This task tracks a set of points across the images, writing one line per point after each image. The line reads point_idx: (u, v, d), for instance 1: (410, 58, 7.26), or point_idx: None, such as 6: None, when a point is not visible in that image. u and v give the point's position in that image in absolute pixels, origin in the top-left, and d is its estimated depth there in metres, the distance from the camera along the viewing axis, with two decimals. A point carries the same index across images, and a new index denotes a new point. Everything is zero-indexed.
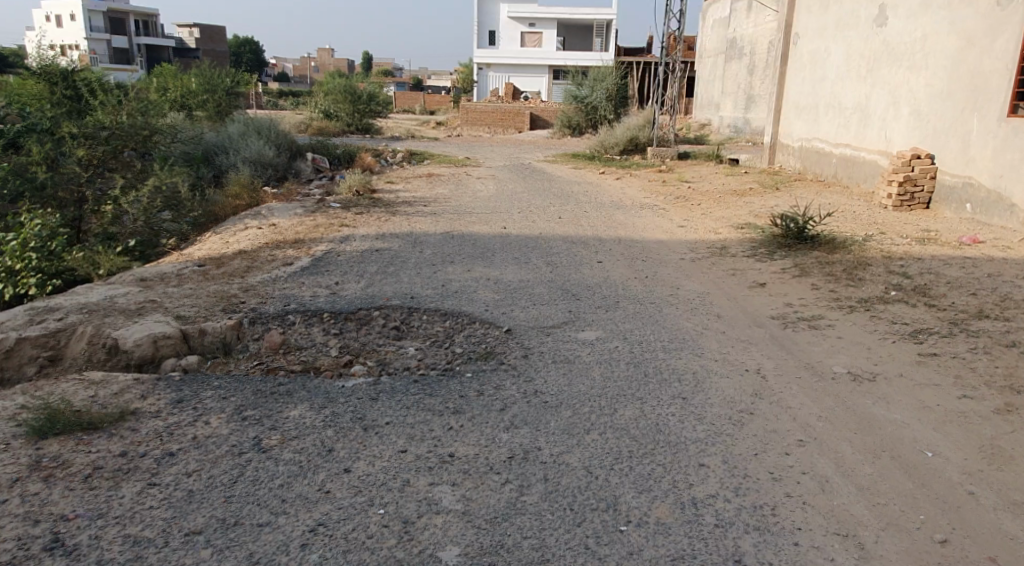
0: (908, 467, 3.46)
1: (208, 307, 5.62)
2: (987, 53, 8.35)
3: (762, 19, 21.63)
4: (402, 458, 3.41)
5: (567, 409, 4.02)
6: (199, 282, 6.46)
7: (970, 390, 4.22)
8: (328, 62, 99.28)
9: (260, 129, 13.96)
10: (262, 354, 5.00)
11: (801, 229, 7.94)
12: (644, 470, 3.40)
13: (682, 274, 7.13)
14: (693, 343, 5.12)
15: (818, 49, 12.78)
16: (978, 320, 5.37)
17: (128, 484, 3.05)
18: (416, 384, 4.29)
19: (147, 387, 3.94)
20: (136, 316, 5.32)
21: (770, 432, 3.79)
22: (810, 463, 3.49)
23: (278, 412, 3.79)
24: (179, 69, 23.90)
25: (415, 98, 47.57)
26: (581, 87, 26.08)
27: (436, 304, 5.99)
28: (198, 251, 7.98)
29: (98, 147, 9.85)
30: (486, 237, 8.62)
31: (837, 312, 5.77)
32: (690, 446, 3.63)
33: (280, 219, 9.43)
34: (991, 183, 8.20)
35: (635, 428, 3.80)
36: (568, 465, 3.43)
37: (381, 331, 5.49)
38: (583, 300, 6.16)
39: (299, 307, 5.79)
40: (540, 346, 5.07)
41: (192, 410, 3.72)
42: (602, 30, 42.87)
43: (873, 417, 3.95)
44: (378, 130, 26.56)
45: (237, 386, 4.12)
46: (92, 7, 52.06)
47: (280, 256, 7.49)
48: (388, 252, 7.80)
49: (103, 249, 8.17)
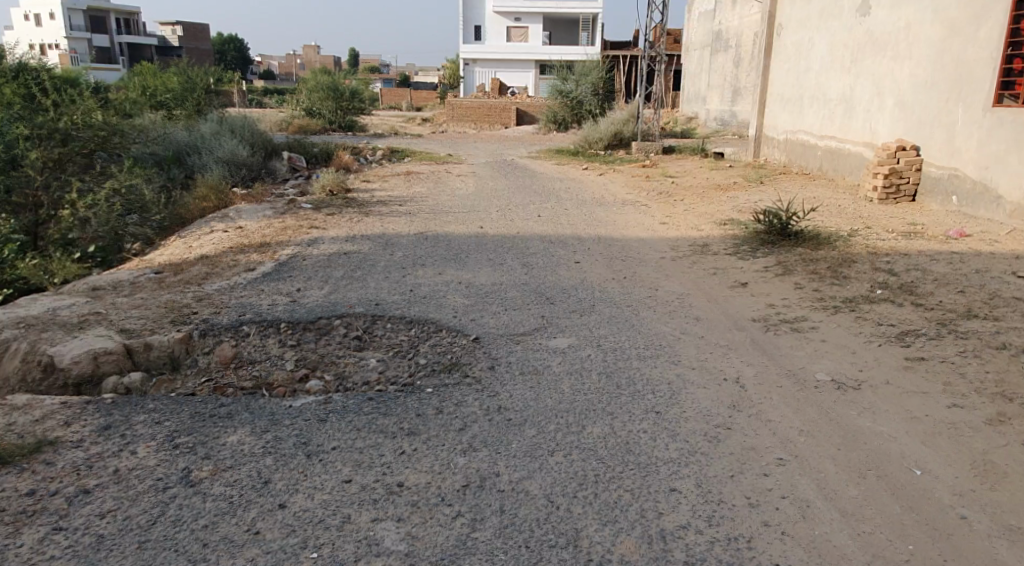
0: (895, 488, 3.18)
1: (156, 319, 5.30)
2: (971, 42, 8.11)
3: (748, 11, 21.37)
4: (346, 490, 3.14)
5: (532, 427, 3.74)
6: (153, 291, 6.13)
7: (960, 399, 3.95)
8: (313, 58, 98.71)
9: (233, 128, 13.56)
10: (211, 370, 4.69)
11: (785, 225, 7.69)
12: (609, 498, 3.12)
13: (661, 273, 6.86)
14: (670, 350, 4.84)
15: (801, 40, 12.52)
16: (968, 321, 5.10)
17: (30, 531, 2.83)
18: (371, 402, 3.98)
19: (74, 412, 3.67)
20: (77, 330, 5.01)
21: (747, 450, 3.51)
22: (790, 486, 3.20)
23: (215, 438, 3.51)
24: (156, 66, 23.46)
25: (402, 94, 47.06)
26: (566, 82, 25.56)
27: (401, 311, 5.68)
28: (159, 256, 7.66)
29: (53, 148, 9.61)
30: (462, 238, 8.33)
31: (820, 314, 5.50)
32: (661, 468, 3.35)
33: (248, 221, 9.10)
34: (977, 174, 7.95)
35: (603, 448, 3.52)
36: (528, 494, 3.15)
37: (342, 341, 5.17)
38: (556, 304, 5.88)
39: (256, 316, 5.47)
40: (508, 356, 4.76)
41: (119, 437, 3.47)
42: (589, 23, 42.54)
43: (859, 431, 3.67)
44: (362, 126, 26.18)
45: (176, 408, 3.82)
46: (73, 6, 51.58)
47: (243, 261, 7.15)
48: (358, 255, 7.47)
49: (59, 257, 7.81)
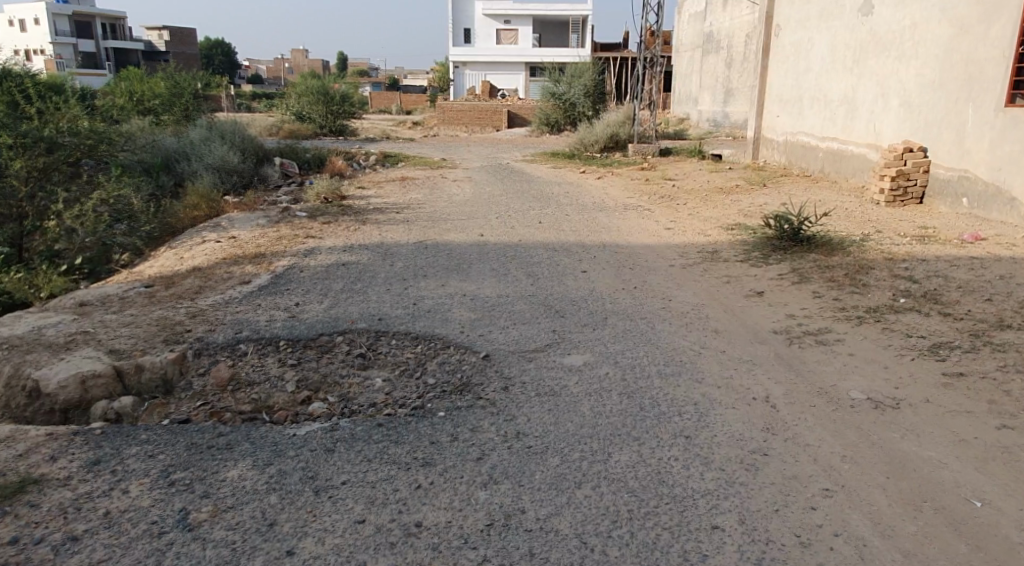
0: (956, 524, 2.99)
1: (148, 338, 5.00)
2: (982, 40, 7.90)
3: (739, 11, 21.23)
4: (360, 532, 2.89)
5: (554, 456, 3.47)
6: (144, 307, 5.83)
7: (1010, 420, 3.73)
8: (301, 63, 97.91)
9: (224, 134, 13.20)
10: (207, 393, 4.38)
11: (797, 230, 7.47)
12: (646, 537, 2.90)
13: (672, 282, 6.62)
14: (692, 367, 4.59)
15: (800, 40, 12.33)
16: (1001, 332, 4.88)
17: None
18: (380, 429, 3.70)
19: (61, 445, 3.39)
20: (64, 351, 4.71)
21: (790, 479, 3.28)
22: (842, 521, 3.00)
23: (215, 473, 3.23)
24: (144, 71, 23.11)
25: (392, 97, 46.83)
26: (558, 83, 25.32)
27: (406, 326, 5.40)
28: (149, 268, 7.36)
29: (38, 157, 9.17)
30: (462, 246, 8.07)
31: (844, 325, 5.26)
32: (699, 502, 3.11)
33: (240, 231, 8.80)
34: (988, 175, 7.76)
35: (634, 479, 3.27)
36: (558, 534, 2.91)
37: (345, 359, 4.87)
38: (567, 318, 5.63)
39: (253, 334, 5.17)
40: (521, 375, 4.49)
41: (110, 474, 3.19)
42: (578, 26, 42.44)
43: (905, 456, 3.44)
44: (352, 130, 25.85)
45: (170, 438, 3.53)
46: (58, 11, 51.18)
47: (237, 273, 6.86)
48: (356, 266, 7.20)
49: (45, 270, 7.51)
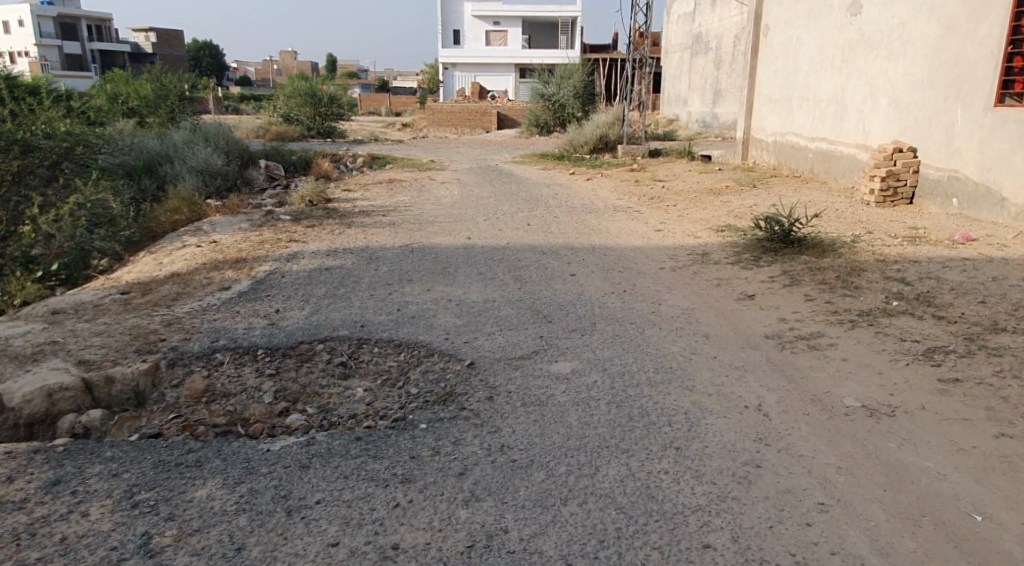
0: (957, 539, 2.87)
1: (120, 347, 4.84)
2: (971, 39, 7.81)
3: (728, 12, 21.12)
4: (333, 557, 2.74)
5: (539, 470, 3.33)
6: (118, 315, 5.66)
7: (1009, 428, 3.61)
8: (291, 64, 97.41)
9: (208, 137, 13.00)
10: (180, 405, 4.20)
11: (789, 231, 7.34)
12: (633, 558, 2.77)
13: (662, 285, 6.50)
14: (682, 374, 4.45)
15: (789, 40, 12.24)
16: (997, 335, 4.77)
17: None
18: (358, 443, 3.55)
19: (19, 464, 3.23)
20: (30, 363, 4.56)
21: (784, 493, 3.15)
22: (839, 538, 2.88)
23: (182, 493, 3.08)
24: (130, 73, 22.85)
25: (382, 99, 46.66)
26: (547, 85, 25.30)
27: (389, 334, 5.25)
28: (127, 274, 7.18)
29: (12, 161, 9.00)
30: (448, 250, 7.91)
31: (837, 329, 5.14)
32: (689, 519, 2.98)
33: (222, 235, 8.63)
34: (978, 175, 7.68)
35: (623, 495, 3.13)
36: (542, 556, 2.78)
37: (325, 368, 4.71)
38: (555, 323, 5.48)
39: (230, 343, 5.01)
40: (507, 384, 4.34)
41: (70, 495, 3.03)
42: (568, 27, 42.34)
43: (903, 467, 3.33)
44: (340, 132, 25.64)
45: (137, 455, 3.37)
46: (43, 13, 50.73)
47: (216, 279, 6.69)
48: (340, 270, 7.04)
49: (20, 278, 7.33)
